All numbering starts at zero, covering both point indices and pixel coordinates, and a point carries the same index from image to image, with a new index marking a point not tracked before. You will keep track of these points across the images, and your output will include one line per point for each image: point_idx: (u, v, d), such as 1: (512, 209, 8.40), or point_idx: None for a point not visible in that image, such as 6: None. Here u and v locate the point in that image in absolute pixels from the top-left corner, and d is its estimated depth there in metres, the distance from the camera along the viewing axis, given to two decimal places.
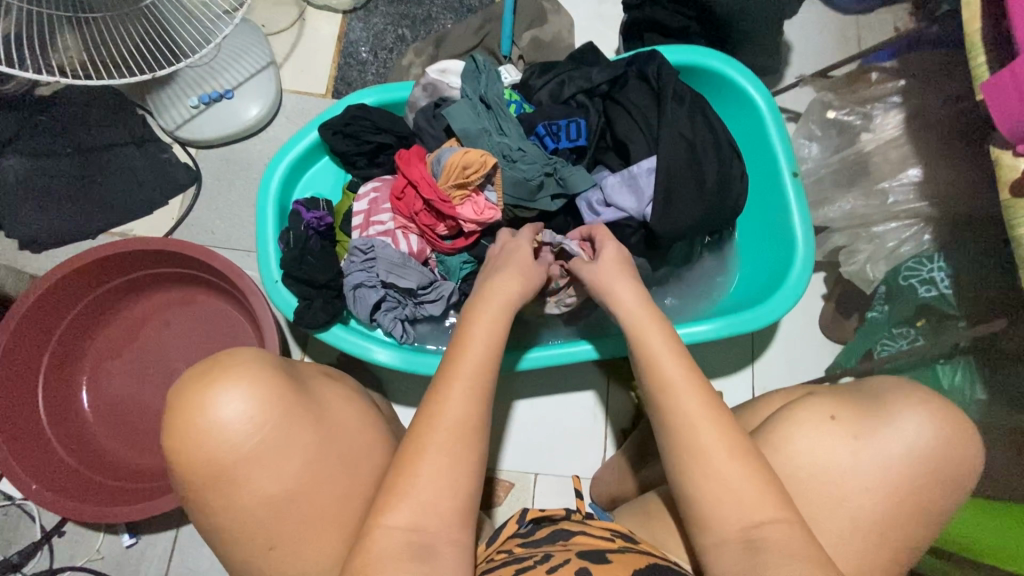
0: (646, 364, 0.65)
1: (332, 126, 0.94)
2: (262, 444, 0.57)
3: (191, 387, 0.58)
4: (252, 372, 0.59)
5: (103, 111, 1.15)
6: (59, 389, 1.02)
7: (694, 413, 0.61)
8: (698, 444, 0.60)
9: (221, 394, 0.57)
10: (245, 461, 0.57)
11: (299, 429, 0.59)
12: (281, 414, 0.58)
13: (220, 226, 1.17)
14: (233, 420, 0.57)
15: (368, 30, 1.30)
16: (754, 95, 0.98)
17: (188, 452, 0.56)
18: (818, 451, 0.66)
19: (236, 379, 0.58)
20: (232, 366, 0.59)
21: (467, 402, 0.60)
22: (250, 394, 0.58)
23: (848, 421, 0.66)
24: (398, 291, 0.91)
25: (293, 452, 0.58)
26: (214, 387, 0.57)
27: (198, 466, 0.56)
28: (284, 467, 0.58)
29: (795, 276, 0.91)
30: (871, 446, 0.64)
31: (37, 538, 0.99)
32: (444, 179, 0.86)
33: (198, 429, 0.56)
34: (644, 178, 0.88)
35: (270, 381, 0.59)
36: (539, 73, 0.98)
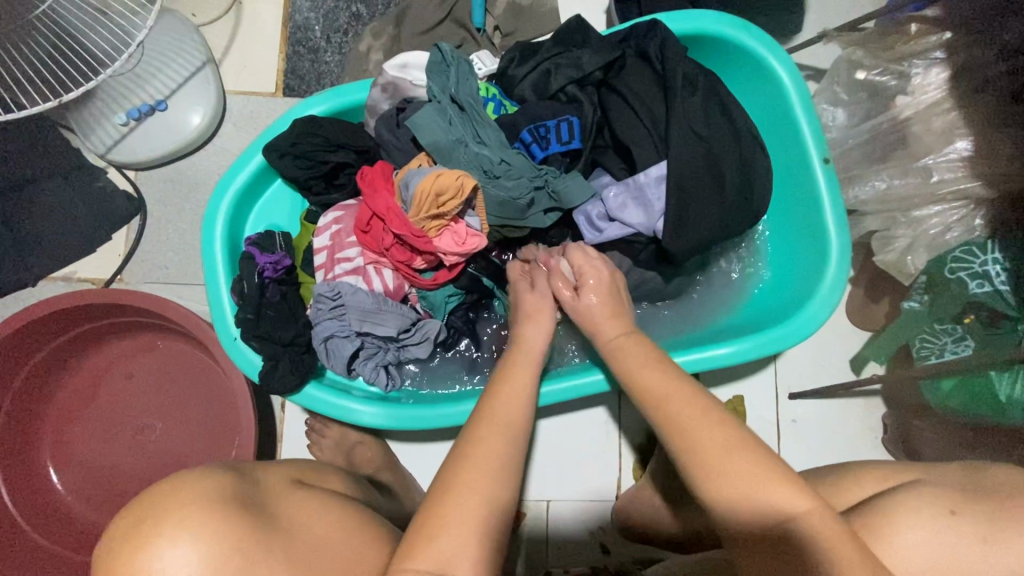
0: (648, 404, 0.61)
1: (277, 147, 0.79)
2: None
3: (121, 546, 0.46)
4: (193, 520, 0.48)
5: (22, 138, 1.00)
6: (20, 462, 0.93)
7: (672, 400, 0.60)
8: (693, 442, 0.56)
9: (158, 557, 0.46)
10: None
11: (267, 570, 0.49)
12: (238, 561, 0.48)
13: (174, 258, 1.03)
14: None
15: (315, 10, 1.11)
16: (776, 67, 0.82)
17: None
18: (933, 553, 0.51)
19: (173, 530, 0.47)
20: (169, 513, 0.48)
21: (500, 449, 0.59)
22: (198, 546, 0.47)
23: (973, 521, 0.51)
24: (377, 337, 0.79)
25: None
26: (147, 550, 0.46)
27: None
28: None
29: (830, 282, 0.79)
30: (1003, 557, 0.49)
31: None
32: (415, 212, 0.73)
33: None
34: (652, 189, 0.74)
35: (216, 522, 0.48)
36: (519, 61, 0.82)
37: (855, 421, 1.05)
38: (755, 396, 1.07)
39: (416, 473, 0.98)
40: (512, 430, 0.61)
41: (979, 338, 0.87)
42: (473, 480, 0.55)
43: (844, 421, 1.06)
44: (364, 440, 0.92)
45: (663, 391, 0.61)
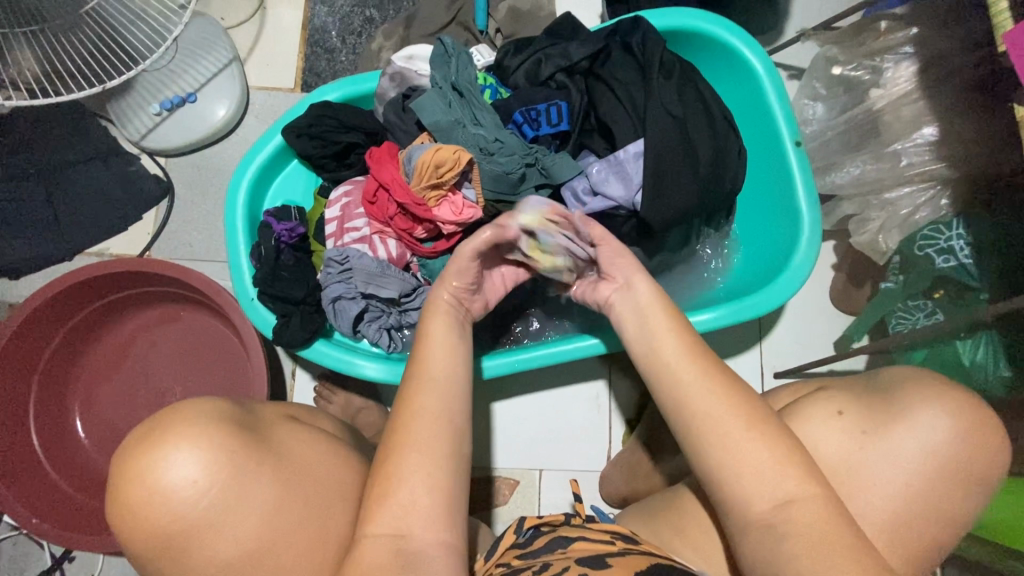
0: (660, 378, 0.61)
1: (295, 128, 0.88)
2: (211, 508, 0.53)
3: (134, 455, 0.54)
4: (196, 432, 0.55)
5: (67, 127, 1.10)
6: (53, 418, 1.01)
7: (660, 334, 0.63)
8: (658, 350, 0.62)
9: (163, 464, 0.53)
10: (197, 527, 0.53)
11: (251, 485, 0.55)
12: (227, 473, 0.54)
13: (199, 237, 1.12)
14: (179, 487, 0.53)
15: (333, 14, 1.22)
16: (751, 59, 0.90)
17: (139, 523, 0.53)
18: (827, 447, 0.62)
19: (177, 442, 0.54)
20: (175, 427, 0.55)
21: (443, 406, 0.57)
22: (198, 453, 0.54)
23: (856, 417, 0.63)
24: (380, 301, 0.87)
25: (247, 509, 0.54)
26: (154, 458, 0.53)
27: (147, 537, 0.53)
28: (237, 527, 0.54)
29: (801, 252, 0.85)
30: (882, 443, 0.60)
31: (47, 565, 1.01)
32: (417, 181, 0.80)
33: (142, 502, 0.52)
34: (631, 164, 0.82)
35: (213, 438, 0.55)
36: (513, 52, 0.90)
37: None
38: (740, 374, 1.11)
39: None
40: (452, 392, 0.59)
41: (948, 310, 0.93)
42: (425, 451, 0.55)
43: None
44: (367, 404, 0.99)
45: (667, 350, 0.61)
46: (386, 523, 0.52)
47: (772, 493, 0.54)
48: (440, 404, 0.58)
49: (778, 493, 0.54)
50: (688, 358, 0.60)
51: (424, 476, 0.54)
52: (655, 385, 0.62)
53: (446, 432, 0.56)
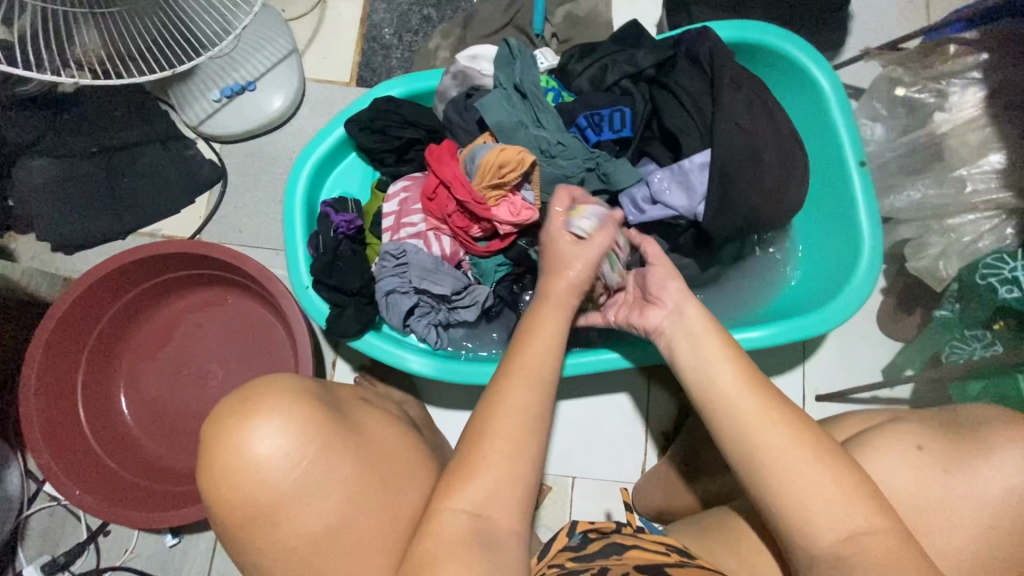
0: (722, 406, 0.59)
1: (359, 122, 0.89)
2: (300, 482, 0.52)
3: (225, 421, 0.52)
4: (287, 403, 0.53)
5: (127, 109, 1.11)
6: (99, 393, 1.03)
7: (709, 356, 0.61)
8: (711, 373, 0.60)
9: (256, 433, 0.51)
10: (283, 501, 0.52)
11: (339, 460, 0.54)
12: (317, 447, 0.53)
13: (248, 223, 1.14)
14: (271, 458, 0.51)
15: (391, 12, 1.23)
16: (818, 76, 0.89)
17: (226, 492, 0.51)
18: (903, 482, 0.61)
19: (270, 412, 0.52)
20: (266, 396, 0.53)
21: (536, 397, 0.58)
22: (291, 424, 0.52)
23: (937, 454, 0.61)
24: (431, 296, 0.87)
25: (333, 484, 0.53)
26: (247, 426, 0.51)
27: (232, 507, 0.51)
28: (323, 503, 0.53)
29: (861, 274, 0.84)
30: (965, 482, 0.59)
31: (83, 538, 1.02)
32: (479, 180, 0.81)
33: (233, 470, 0.51)
34: (695, 174, 0.81)
35: (304, 411, 0.54)
36: (578, 57, 0.90)
37: None
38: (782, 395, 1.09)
39: (452, 437, 1.03)
40: (540, 380, 0.59)
41: (1009, 343, 0.91)
42: (513, 436, 0.56)
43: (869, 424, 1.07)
44: (407, 399, 0.99)
45: (723, 376, 0.60)
46: (467, 498, 0.54)
47: (843, 525, 0.53)
48: (531, 397, 0.58)
49: (850, 525, 0.53)
50: (744, 383, 0.59)
51: (508, 458, 0.55)
52: (708, 408, 0.60)
53: (530, 415, 0.57)
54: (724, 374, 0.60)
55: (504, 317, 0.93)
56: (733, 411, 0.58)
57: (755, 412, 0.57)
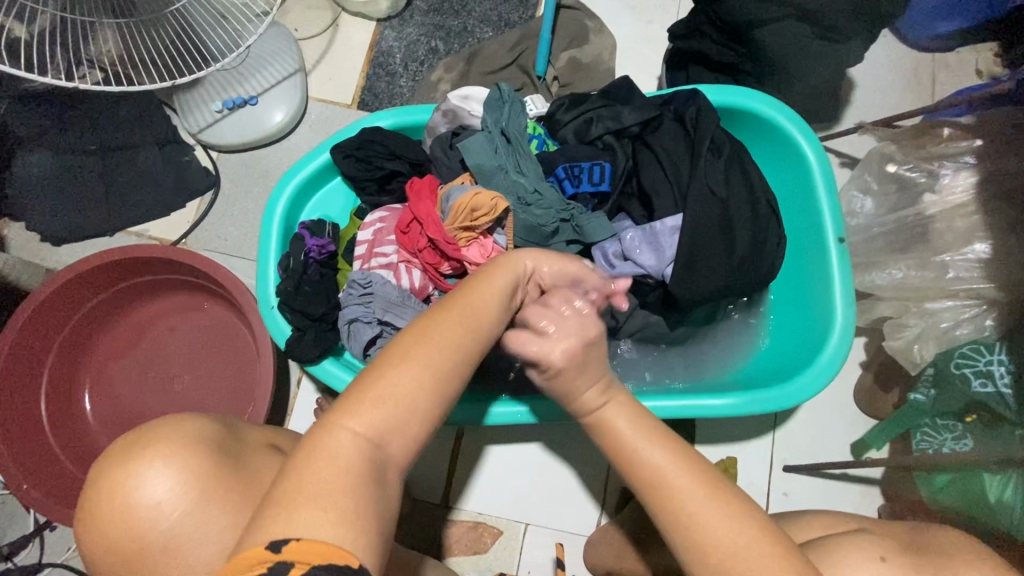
0: (653, 487, 0.58)
1: (344, 149, 0.90)
2: (176, 528, 0.54)
3: (112, 465, 0.54)
4: (172, 451, 0.55)
5: (130, 111, 1.13)
6: (64, 388, 1.03)
7: (641, 438, 0.60)
8: (642, 458, 0.59)
9: (138, 481, 0.53)
10: (161, 545, 0.53)
11: (218, 512, 0.55)
12: (195, 497, 0.54)
13: (235, 233, 1.16)
14: (149, 505, 0.53)
15: (400, 41, 1.26)
16: (805, 149, 0.89)
17: (107, 531, 0.53)
18: None
19: (155, 459, 0.54)
20: (155, 442, 0.55)
21: (461, 338, 0.55)
22: (174, 475, 0.54)
23: (899, 567, 0.61)
24: (395, 330, 0.85)
25: (208, 535, 0.54)
26: (130, 474, 0.53)
27: (113, 547, 0.53)
28: (195, 552, 0.54)
29: (830, 352, 0.83)
30: None
31: (29, 531, 1.02)
32: (451, 221, 0.81)
33: (113, 513, 0.53)
34: (666, 237, 0.80)
35: (187, 460, 0.55)
36: (567, 107, 0.91)
37: (845, 503, 1.04)
38: (750, 462, 1.06)
39: None
40: (477, 323, 0.57)
41: (978, 438, 0.88)
42: (428, 359, 0.52)
43: (838, 502, 1.04)
44: None
45: (651, 459, 0.59)
46: (367, 422, 0.49)
47: None
48: (458, 337, 0.55)
49: None
50: (676, 465, 0.58)
51: (415, 393, 0.51)
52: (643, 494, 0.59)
53: (445, 359, 0.53)
54: (656, 455, 0.59)
55: None
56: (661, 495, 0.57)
57: (687, 496, 0.57)
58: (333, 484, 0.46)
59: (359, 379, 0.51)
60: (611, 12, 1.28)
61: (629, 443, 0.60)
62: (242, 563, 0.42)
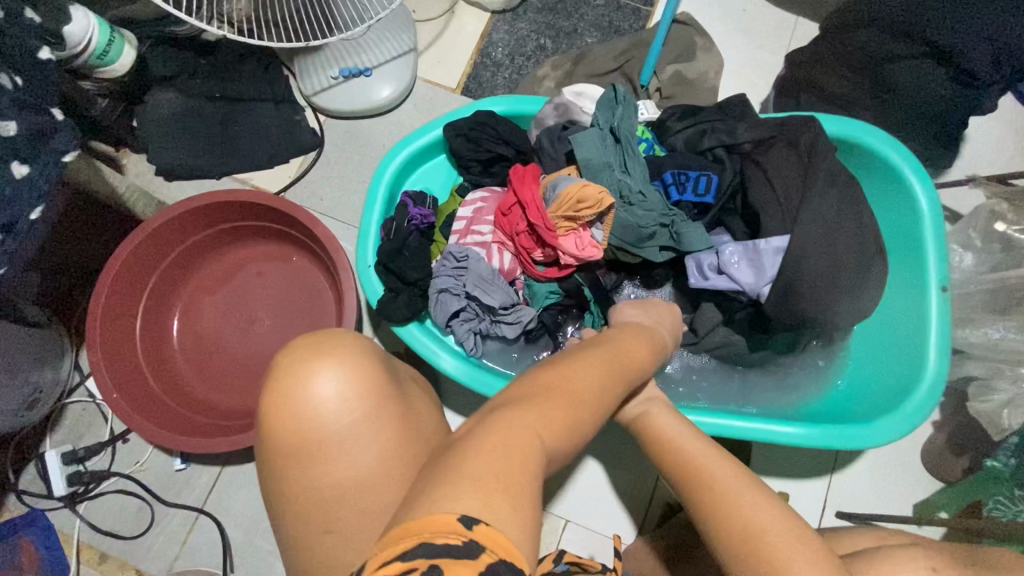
0: (688, 477, 0.63)
1: (457, 127, 0.93)
2: (347, 427, 0.55)
3: (297, 357, 0.56)
4: (344, 355, 0.57)
5: (254, 66, 1.20)
6: (158, 312, 1.10)
7: (681, 433, 0.67)
8: (683, 450, 0.65)
9: (320, 375, 0.55)
10: (328, 440, 0.55)
11: (383, 424, 0.56)
12: (368, 403, 0.56)
13: (331, 194, 1.22)
14: (326, 399, 0.54)
15: (510, 35, 1.30)
16: (919, 193, 0.87)
17: (284, 417, 0.54)
18: None
19: (337, 360, 0.56)
20: (337, 345, 0.57)
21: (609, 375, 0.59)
22: (352, 378, 0.56)
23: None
24: (479, 305, 0.90)
25: (372, 442, 0.56)
26: (314, 367, 0.55)
27: (285, 432, 0.55)
28: (359, 455, 0.55)
29: (918, 401, 0.81)
30: None
31: (103, 439, 1.07)
32: (555, 208, 0.83)
33: (294, 400, 0.54)
34: (768, 257, 0.80)
35: (364, 367, 0.57)
36: (679, 117, 0.92)
37: None
38: (803, 501, 1.04)
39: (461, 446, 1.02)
40: (620, 369, 0.61)
41: None
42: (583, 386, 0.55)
43: None
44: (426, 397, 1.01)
45: (690, 452, 0.65)
46: (543, 425, 0.49)
47: None
48: (604, 373, 0.58)
49: None
50: (717, 456, 0.64)
51: (577, 408, 0.52)
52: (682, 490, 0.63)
53: (598, 384, 0.57)
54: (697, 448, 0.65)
55: (541, 344, 0.96)
56: (702, 484, 0.61)
57: (725, 483, 0.61)
58: (511, 467, 0.44)
59: (527, 391, 0.52)
60: (721, 32, 1.28)
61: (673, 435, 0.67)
62: (430, 523, 0.38)
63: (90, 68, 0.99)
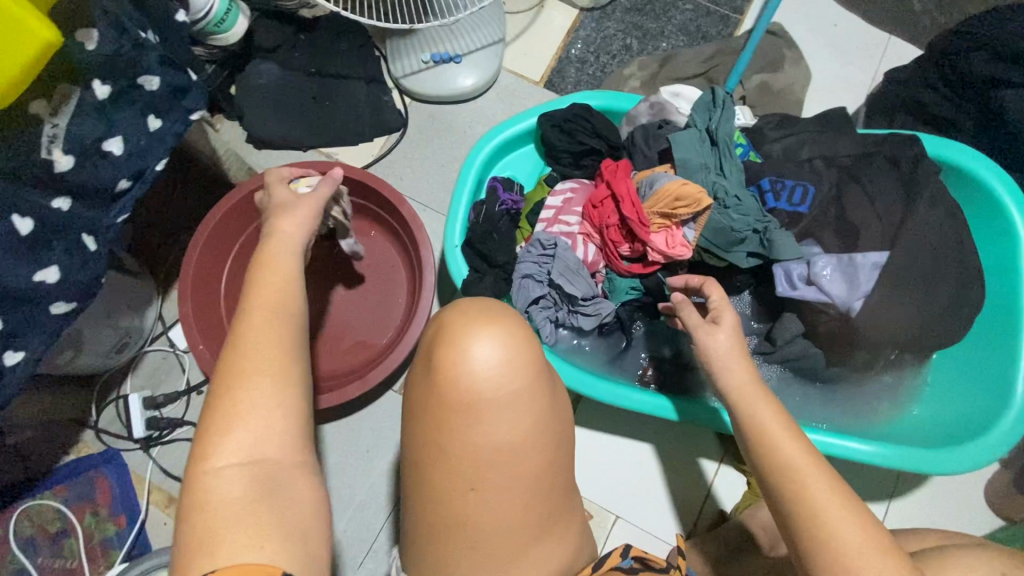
0: (762, 448, 0.64)
1: (553, 119, 0.95)
2: (502, 393, 0.59)
3: (460, 326, 0.62)
4: (502, 325, 0.62)
5: (350, 45, 1.23)
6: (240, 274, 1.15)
7: (754, 403, 0.67)
8: (757, 420, 0.66)
9: (481, 344, 0.60)
10: (487, 404, 0.59)
11: (533, 400, 0.60)
12: (524, 376, 0.60)
13: (410, 175, 1.25)
14: (484, 365, 0.59)
15: (597, 32, 1.31)
16: (1019, 222, 0.85)
17: (447, 378, 0.59)
18: None
19: (494, 331, 0.61)
20: (496, 320, 0.63)
21: (269, 329, 0.56)
22: (507, 349, 0.60)
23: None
24: (559, 294, 0.92)
25: (523, 413, 0.60)
26: (474, 335, 0.60)
27: (449, 392, 0.59)
28: (512, 423, 0.59)
29: (1002, 431, 0.80)
30: None
31: (180, 388, 1.12)
32: (652, 204, 0.85)
33: (458, 363, 0.59)
34: (864, 271, 0.81)
35: (520, 341, 0.61)
36: (775, 126, 0.93)
37: None
38: None
39: None
40: (275, 313, 0.57)
41: None
42: (248, 366, 0.54)
43: None
44: None
45: (757, 419, 0.66)
46: (235, 443, 0.51)
47: None
48: (265, 331, 0.56)
49: None
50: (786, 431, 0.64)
51: (262, 396, 0.53)
52: (753, 454, 0.65)
53: (260, 355, 0.54)
54: (788, 446, 0.63)
55: (614, 338, 0.98)
56: (772, 451, 0.63)
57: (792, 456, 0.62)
58: (241, 519, 0.47)
59: (209, 409, 0.52)
60: (812, 43, 1.27)
61: (745, 404, 0.67)
62: None
63: (205, 34, 1.05)
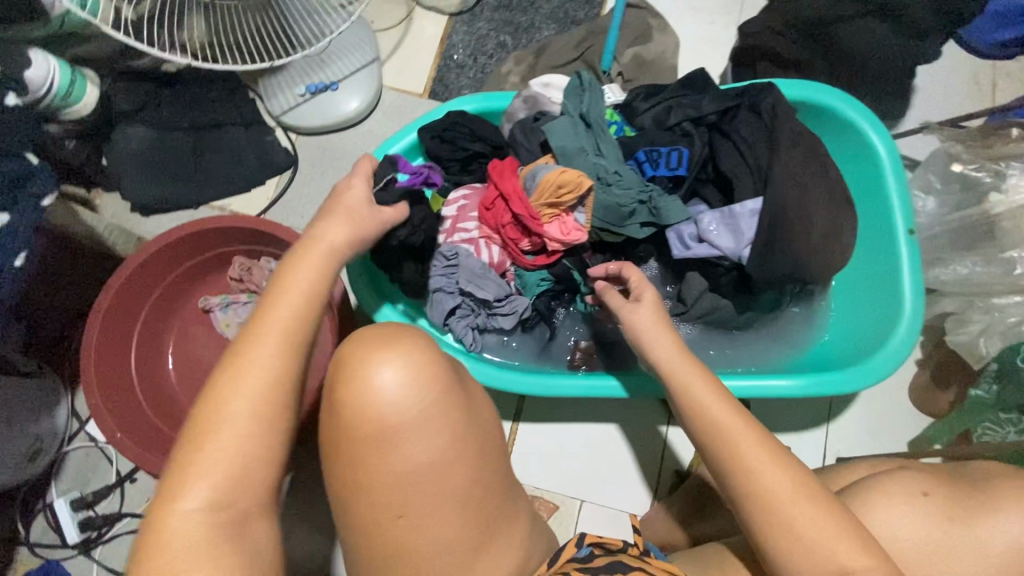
0: (697, 417, 0.67)
1: (431, 129, 0.94)
2: (408, 418, 0.59)
3: (360, 355, 0.60)
4: (404, 347, 0.61)
5: (219, 92, 1.19)
6: (151, 349, 1.10)
7: (686, 373, 0.70)
8: (687, 390, 0.69)
9: (382, 372, 0.59)
10: (395, 430, 0.58)
11: (444, 415, 0.60)
12: (429, 395, 0.59)
13: (311, 212, 1.22)
14: (388, 393, 0.58)
15: (470, 35, 1.32)
16: (876, 144, 0.91)
17: (352, 411, 0.59)
18: (903, 528, 0.68)
19: (395, 355, 0.60)
20: (398, 343, 0.61)
21: (278, 363, 0.57)
22: (410, 372, 0.59)
23: (939, 501, 0.69)
24: (473, 300, 0.92)
25: (435, 430, 0.59)
26: (375, 364, 0.59)
27: (356, 425, 0.59)
28: (424, 444, 0.59)
29: (899, 336, 0.85)
30: (976, 531, 0.67)
31: (111, 481, 1.06)
32: (538, 196, 0.86)
33: (360, 395, 0.58)
34: (745, 219, 0.84)
35: (423, 361, 0.60)
36: (644, 97, 0.95)
37: None
38: (804, 451, 1.08)
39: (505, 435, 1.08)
40: (290, 345, 0.58)
41: None
42: (237, 402, 0.55)
43: None
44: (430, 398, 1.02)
45: (687, 389, 0.69)
46: (202, 489, 0.52)
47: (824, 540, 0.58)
48: (276, 362, 0.57)
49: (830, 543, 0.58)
50: (716, 396, 0.67)
51: (246, 438, 0.54)
52: (690, 422, 0.68)
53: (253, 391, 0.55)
54: (717, 410, 0.66)
55: (539, 330, 1.00)
56: (706, 417, 0.66)
57: (723, 421, 0.65)
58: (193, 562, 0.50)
59: (182, 446, 0.54)
60: (674, 10, 1.32)
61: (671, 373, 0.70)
62: None
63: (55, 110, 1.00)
